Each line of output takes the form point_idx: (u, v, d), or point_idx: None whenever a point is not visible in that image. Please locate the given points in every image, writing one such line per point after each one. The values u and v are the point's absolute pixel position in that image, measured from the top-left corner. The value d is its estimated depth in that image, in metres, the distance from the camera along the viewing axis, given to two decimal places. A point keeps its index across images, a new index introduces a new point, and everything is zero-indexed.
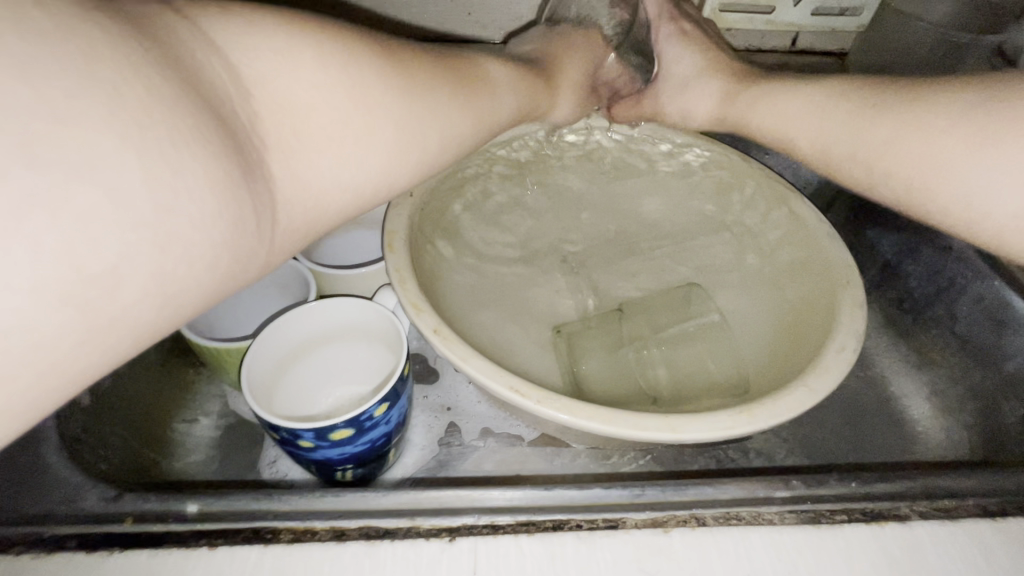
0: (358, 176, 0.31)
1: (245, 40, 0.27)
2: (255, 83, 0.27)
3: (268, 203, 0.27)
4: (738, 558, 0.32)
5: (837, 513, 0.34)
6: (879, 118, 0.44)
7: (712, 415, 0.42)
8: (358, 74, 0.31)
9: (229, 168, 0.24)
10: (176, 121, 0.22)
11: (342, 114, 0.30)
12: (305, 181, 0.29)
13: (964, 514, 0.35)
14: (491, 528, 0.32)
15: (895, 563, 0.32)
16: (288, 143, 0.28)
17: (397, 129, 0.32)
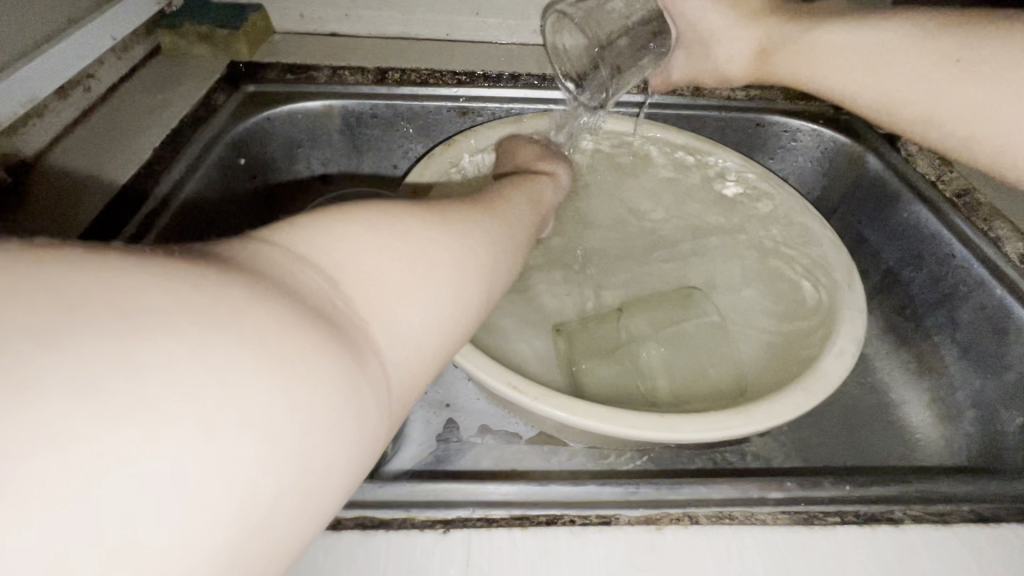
0: (448, 327, 0.26)
1: (307, 242, 0.23)
2: (334, 265, 0.22)
3: (383, 378, 0.22)
4: (729, 555, 0.32)
5: (829, 514, 0.34)
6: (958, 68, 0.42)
7: (710, 415, 0.42)
8: (423, 238, 0.26)
9: (343, 349, 0.20)
10: (290, 318, 0.19)
11: (418, 269, 0.25)
12: (404, 338, 0.24)
13: (958, 519, 0.34)
14: (485, 521, 0.33)
15: (887, 566, 0.32)
16: (377, 308, 0.23)
17: (467, 274, 0.28)
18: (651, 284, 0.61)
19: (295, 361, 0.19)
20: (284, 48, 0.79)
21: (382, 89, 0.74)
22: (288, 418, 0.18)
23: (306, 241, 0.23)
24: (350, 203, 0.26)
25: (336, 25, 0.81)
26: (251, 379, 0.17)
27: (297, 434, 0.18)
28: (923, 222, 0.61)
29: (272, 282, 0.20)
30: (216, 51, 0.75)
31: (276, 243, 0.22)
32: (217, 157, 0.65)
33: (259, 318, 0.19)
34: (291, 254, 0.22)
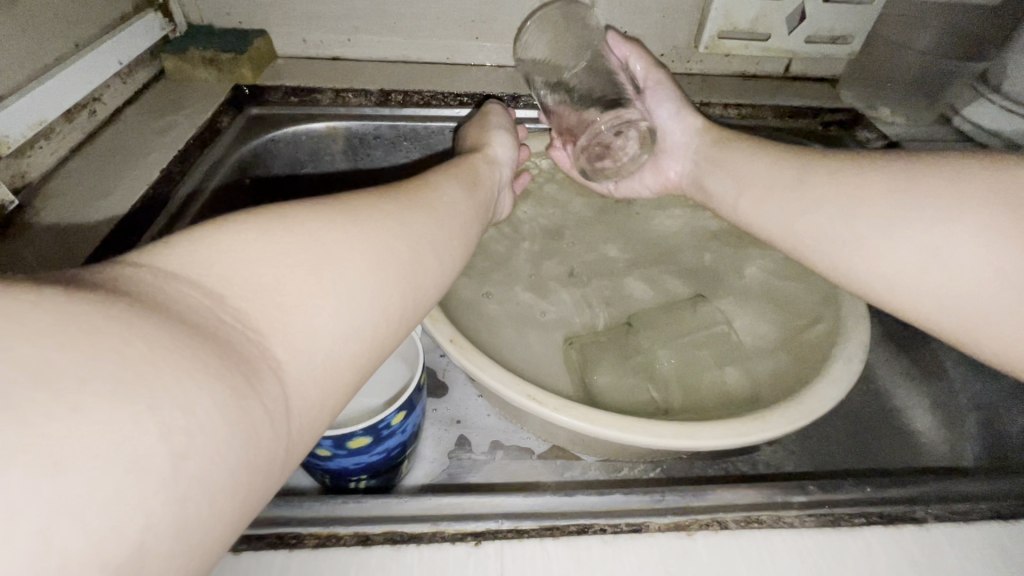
0: (350, 329, 0.25)
1: (177, 263, 0.23)
2: (213, 282, 0.22)
3: (279, 394, 0.22)
4: (761, 559, 0.32)
5: (854, 516, 0.34)
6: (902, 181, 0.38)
7: (727, 422, 0.43)
8: (313, 233, 0.26)
9: (225, 371, 0.20)
10: (154, 335, 0.19)
11: (307, 267, 0.25)
12: (305, 349, 0.24)
13: (977, 517, 0.35)
14: (516, 532, 0.33)
15: (914, 564, 0.33)
16: (268, 318, 0.23)
17: (371, 267, 0.27)
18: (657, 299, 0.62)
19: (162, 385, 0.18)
20: (287, 72, 0.80)
21: (385, 110, 0.75)
22: (159, 438, 0.17)
23: (175, 261, 0.23)
24: (241, 214, 0.26)
25: (339, 49, 0.82)
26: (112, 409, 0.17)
27: (164, 455, 0.18)
28: None
29: (145, 303, 0.20)
30: (221, 75, 0.76)
31: (143, 265, 0.22)
32: (223, 178, 0.66)
33: (120, 336, 0.18)
34: (160, 275, 0.22)
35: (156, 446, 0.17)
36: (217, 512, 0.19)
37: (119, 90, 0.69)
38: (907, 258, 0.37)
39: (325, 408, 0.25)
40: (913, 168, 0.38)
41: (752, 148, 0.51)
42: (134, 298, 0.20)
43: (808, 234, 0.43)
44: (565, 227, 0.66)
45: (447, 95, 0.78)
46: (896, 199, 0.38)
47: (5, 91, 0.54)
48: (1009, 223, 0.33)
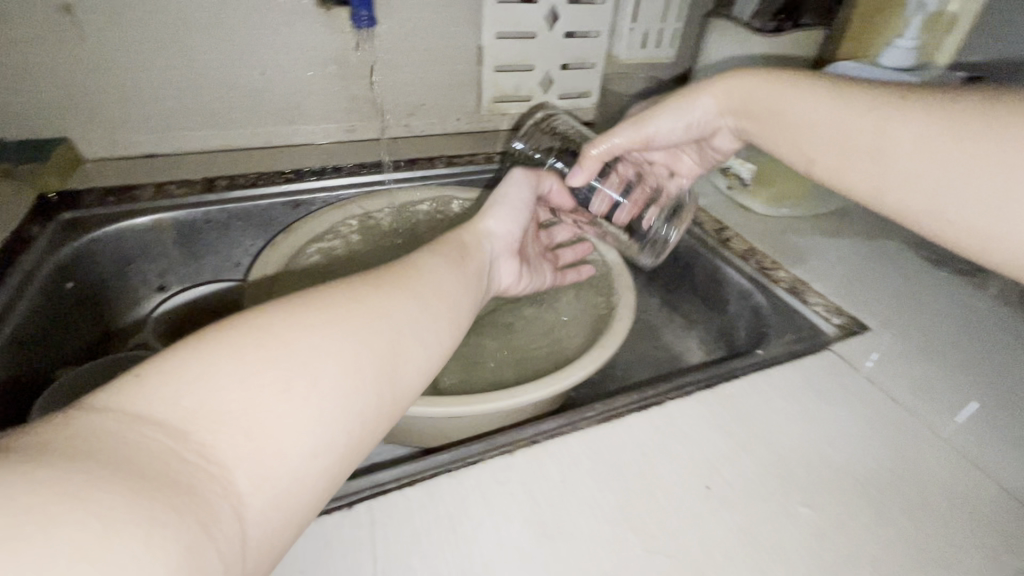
0: (316, 445, 0.29)
1: (143, 403, 0.26)
2: (196, 413, 0.26)
3: (237, 531, 0.25)
4: (562, 454, 0.44)
5: (623, 409, 0.48)
6: (900, 104, 0.44)
7: (541, 380, 0.56)
8: (291, 351, 0.31)
9: (183, 522, 0.23)
10: (126, 513, 0.21)
11: (277, 390, 0.29)
12: (268, 477, 0.27)
13: (697, 390, 0.51)
14: (382, 492, 0.40)
15: (663, 427, 0.46)
16: (236, 450, 0.26)
17: (343, 378, 0.32)
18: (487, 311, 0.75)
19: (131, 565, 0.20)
20: (98, 174, 0.81)
21: (212, 195, 0.80)
22: None
23: (142, 406, 0.26)
24: (211, 339, 0.30)
25: (153, 148, 0.86)
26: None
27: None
28: None
29: (119, 472, 0.23)
30: (19, 185, 0.74)
31: (111, 411, 0.25)
32: (40, 284, 0.65)
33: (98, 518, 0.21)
34: (127, 419, 0.25)
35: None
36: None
37: None
38: (947, 199, 0.41)
39: (278, 538, 0.28)
40: (962, 106, 0.41)
41: (804, 82, 0.50)
42: (104, 465, 0.23)
43: (865, 166, 0.46)
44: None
45: (272, 174, 0.85)
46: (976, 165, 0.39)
47: None
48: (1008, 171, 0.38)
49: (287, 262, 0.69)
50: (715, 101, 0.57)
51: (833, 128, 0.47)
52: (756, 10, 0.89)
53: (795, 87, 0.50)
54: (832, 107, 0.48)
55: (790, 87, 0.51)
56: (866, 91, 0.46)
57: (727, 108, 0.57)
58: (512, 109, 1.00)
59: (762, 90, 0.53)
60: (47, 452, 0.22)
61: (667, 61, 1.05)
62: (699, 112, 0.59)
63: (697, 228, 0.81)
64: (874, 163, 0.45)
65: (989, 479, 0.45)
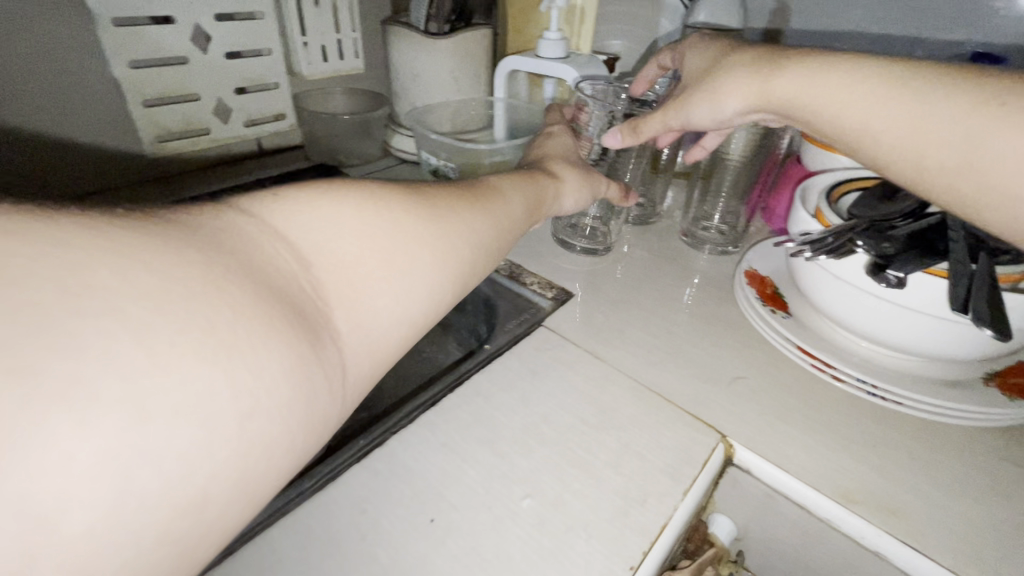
0: (381, 329, 0.33)
1: (300, 228, 0.31)
2: (308, 249, 0.30)
3: (336, 360, 0.30)
4: (266, 553, 0.37)
5: (341, 465, 0.43)
6: (938, 99, 0.40)
7: None
8: (421, 221, 0.37)
9: (288, 350, 0.26)
10: (229, 295, 0.25)
11: (404, 250, 0.35)
12: (359, 322, 0.31)
13: (421, 412, 0.48)
14: None
15: (383, 473, 0.43)
16: (345, 307, 0.31)
17: (451, 254, 0.39)
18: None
19: (228, 344, 0.24)
20: None
21: None
22: (206, 405, 0.23)
23: (300, 226, 0.31)
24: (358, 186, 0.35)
25: None
26: (202, 359, 0.23)
27: (223, 402, 0.23)
28: None
29: (238, 262, 0.26)
30: None
31: (260, 222, 0.30)
32: None
33: (179, 293, 0.23)
34: (267, 233, 0.29)
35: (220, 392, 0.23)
36: (267, 446, 0.25)
37: None
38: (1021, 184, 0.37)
39: (364, 370, 0.32)
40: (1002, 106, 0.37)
41: (851, 64, 0.45)
42: (232, 255, 0.26)
43: (903, 154, 0.43)
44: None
45: None
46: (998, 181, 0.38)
47: None
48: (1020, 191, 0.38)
49: None
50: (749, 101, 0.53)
51: (898, 125, 0.42)
52: (430, 14, 0.90)
53: (841, 64, 0.45)
54: (885, 104, 0.43)
55: (822, 71, 0.47)
56: (909, 82, 0.42)
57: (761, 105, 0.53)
58: (188, 148, 0.86)
59: (789, 83, 0.49)
60: (176, 236, 0.25)
61: (359, 72, 1.02)
62: (726, 102, 0.55)
63: None
64: (960, 154, 0.39)
65: (668, 400, 0.51)
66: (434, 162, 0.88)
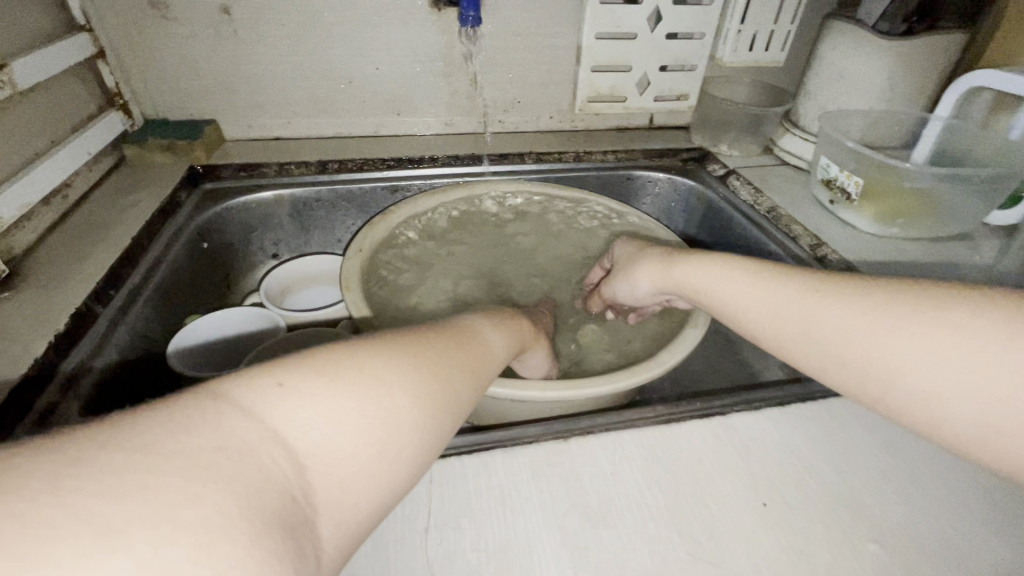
0: (365, 512, 0.31)
1: (286, 422, 0.28)
2: (298, 447, 0.28)
3: (318, 573, 0.27)
4: (616, 447, 0.45)
5: (683, 414, 0.48)
6: (918, 311, 0.39)
7: (604, 377, 0.56)
8: (385, 400, 0.33)
9: (281, 569, 0.24)
10: (238, 544, 0.23)
11: (373, 435, 0.31)
12: (343, 521, 0.29)
13: (766, 406, 0.50)
14: (441, 454, 0.44)
15: (718, 439, 0.46)
16: (326, 494, 0.29)
17: (424, 431, 0.35)
18: (560, 320, 0.80)
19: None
20: (236, 152, 0.93)
21: (325, 176, 0.89)
22: None
23: (284, 425, 0.28)
24: (310, 364, 0.32)
25: (281, 131, 0.97)
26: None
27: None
28: (753, 237, 0.83)
29: (235, 506, 0.23)
30: (178, 159, 0.87)
31: (255, 422, 0.27)
32: (187, 239, 0.76)
33: (198, 525, 0.22)
34: (262, 432, 0.27)
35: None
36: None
37: (87, 175, 0.79)
38: (912, 375, 0.38)
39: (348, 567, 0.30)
40: (888, 304, 0.40)
41: (783, 275, 0.49)
42: (197, 471, 0.23)
43: (793, 336, 0.46)
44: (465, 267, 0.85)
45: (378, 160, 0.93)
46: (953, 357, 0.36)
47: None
48: (1011, 389, 0.34)
49: (375, 250, 0.75)
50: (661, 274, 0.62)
51: (796, 324, 0.46)
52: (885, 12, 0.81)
53: (714, 260, 0.56)
54: (831, 308, 0.43)
55: (716, 273, 0.55)
56: (830, 287, 0.45)
57: (658, 279, 0.62)
58: (605, 110, 1.01)
59: (683, 269, 0.58)
60: (156, 452, 0.23)
61: (776, 65, 1.01)
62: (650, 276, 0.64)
63: (791, 242, 0.78)
64: (839, 349, 0.42)
65: None
66: (833, 172, 0.80)
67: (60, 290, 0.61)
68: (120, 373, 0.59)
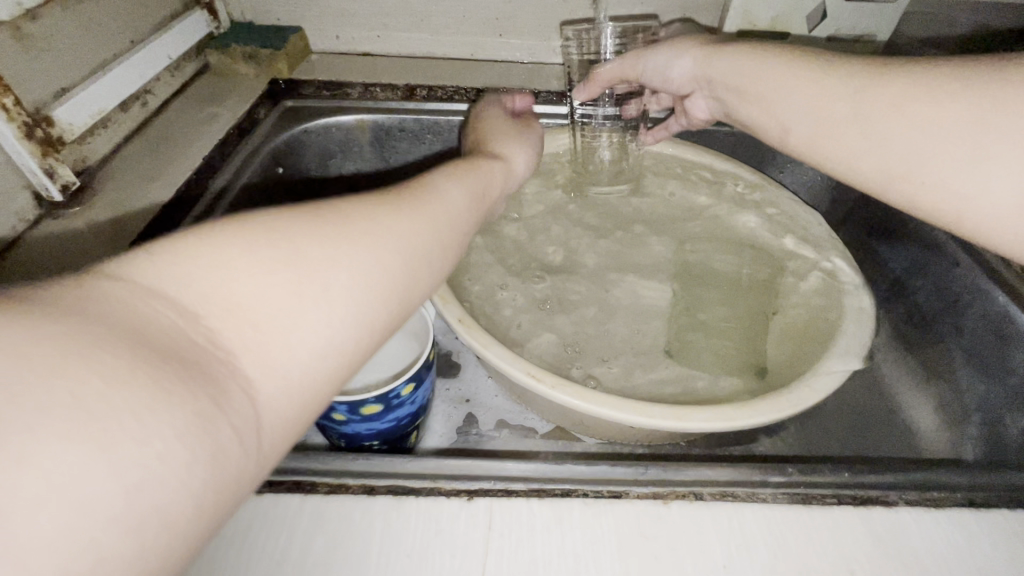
0: (313, 354, 0.24)
1: (166, 279, 0.22)
2: (189, 298, 0.22)
3: (245, 408, 0.21)
4: (731, 528, 0.35)
5: (827, 497, 0.36)
6: (876, 77, 0.36)
7: (717, 408, 0.45)
8: (297, 238, 0.25)
9: (187, 400, 0.19)
10: (133, 357, 0.19)
11: (289, 278, 0.24)
12: (278, 365, 0.23)
13: (949, 504, 0.37)
14: (505, 492, 0.36)
15: (879, 543, 0.34)
16: (241, 340, 0.22)
17: (366, 270, 0.26)
18: None
19: (110, 387, 0.18)
20: (320, 67, 0.84)
21: (411, 104, 0.78)
22: (139, 447, 0.18)
23: (172, 280, 0.22)
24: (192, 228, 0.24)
25: (368, 46, 0.86)
26: (117, 401, 0.18)
27: (134, 462, 0.17)
28: (931, 237, 0.64)
29: (128, 330, 0.20)
30: (260, 70, 0.80)
31: (130, 282, 0.21)
32: (261, 161, 0.70)
33: (83, 351, 0.18)
34: (139, 289, 0.21)
35: (128, 444, 0.17)
36: (182, 504, 0.19)
37: (169, 82, 0.73)
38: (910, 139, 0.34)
39: (305, 412, 0.24)
40: (880, 71, 0.36)
41: (777, 55, 0.43)
42: (78, 319, 0.19)
43: (800, 123, 0.41)
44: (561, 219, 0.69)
45: (470, 90, 0.80)
46: (922, 103, 0.33)
47: (70, 83, 0.58)
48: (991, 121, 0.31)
49: None
50: (695, 63, 0.50)
51: (785, 113, 0.42)
52: None
53: (739, 55, 0.46)
54: (800, 90, 0.40)
55: (746, 60, 0.45)
56: (817, 67, 0.40)
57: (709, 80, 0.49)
58: None
59: (721, 66, 0.47)
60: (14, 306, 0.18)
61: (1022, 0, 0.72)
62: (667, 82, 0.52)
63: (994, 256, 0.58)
64: (843, 128, 0.38)
65: None
66: None
67: (126, 210, 0.57)
68: None
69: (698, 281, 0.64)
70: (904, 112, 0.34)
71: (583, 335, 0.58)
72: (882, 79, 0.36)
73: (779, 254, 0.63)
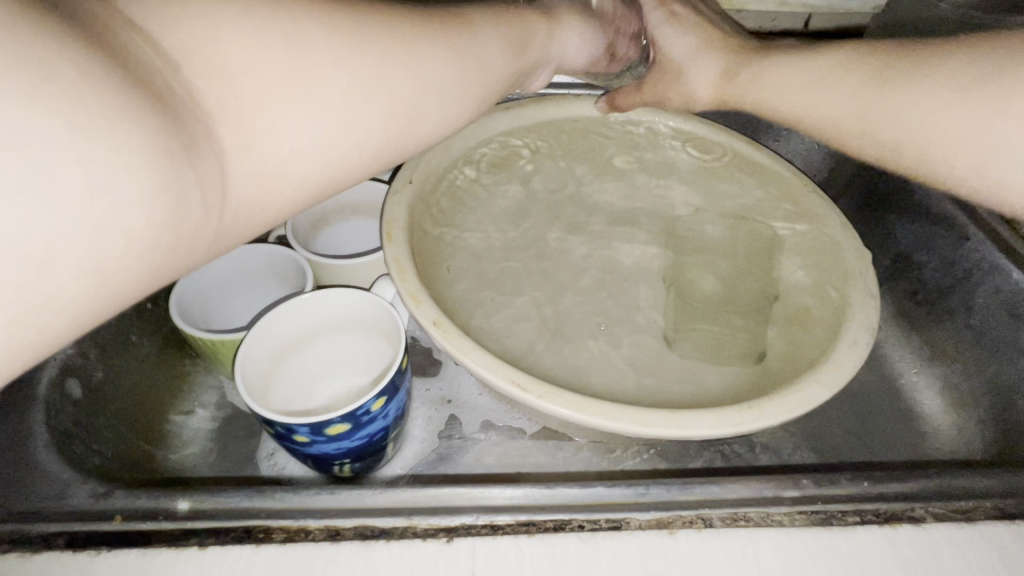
0: (299, 154, 0.29)
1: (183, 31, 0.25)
2: (199, 54, 0.25)
3: (216, 174, 0.26)
4: (746, 561, 0.31)
5: (848, 514, 0.33)
6: (882, 87, 0.43)
7: (721, 411, 0.41)
8: (306, 47, 0.28)
9: (175, 151, 0.23)
10: (127, 120, 0.21)
11: (293, 83, 0.28)
12: (255, 149, 0.27)
13: (979, 516, 0.33)
14: (490, 528, 0.32)
15: (908, 568, 0.31)
16: (234, 113, 0.27)
17: (363, 100, 0.31)
18: None
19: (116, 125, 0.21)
20: None
21: None
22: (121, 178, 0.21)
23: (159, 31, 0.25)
24: None
25: None
26: (104, 150, 0.20)
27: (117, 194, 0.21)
28: (938, 210, 0.60)
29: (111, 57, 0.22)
30: None
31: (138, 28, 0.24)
32: None
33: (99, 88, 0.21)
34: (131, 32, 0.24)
35: (121, 174, 0.21)
36: (148, 247, 0.23)
37: None
38: (926, 131, 0.40)
39: (265, 199, 0.29)
40: (889, 70, 0.43)
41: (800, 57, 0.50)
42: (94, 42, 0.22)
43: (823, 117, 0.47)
44: (544, 199, 0.62)
45: None
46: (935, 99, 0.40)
47: None
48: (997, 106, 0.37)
49: (432, 183, 0.55)
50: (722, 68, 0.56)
51: (807, 105, 0.48)
52: None
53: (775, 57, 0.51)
54: (817, 89, 0.47)
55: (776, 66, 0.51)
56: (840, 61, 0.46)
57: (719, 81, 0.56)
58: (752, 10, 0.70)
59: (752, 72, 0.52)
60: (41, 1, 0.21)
61: None
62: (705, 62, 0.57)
63: (1005, 230, 0.55)
64: (870, 123, 0.44)
65: None
66: None
67: None
68: (114, 323, 0.47)
69: (692, 264, 0.59)
70: (920, 110, 0.41)
71: (571, 330, 0.53)
72: (890, 87, 0.43)
73: (778, 232, 0.58)
